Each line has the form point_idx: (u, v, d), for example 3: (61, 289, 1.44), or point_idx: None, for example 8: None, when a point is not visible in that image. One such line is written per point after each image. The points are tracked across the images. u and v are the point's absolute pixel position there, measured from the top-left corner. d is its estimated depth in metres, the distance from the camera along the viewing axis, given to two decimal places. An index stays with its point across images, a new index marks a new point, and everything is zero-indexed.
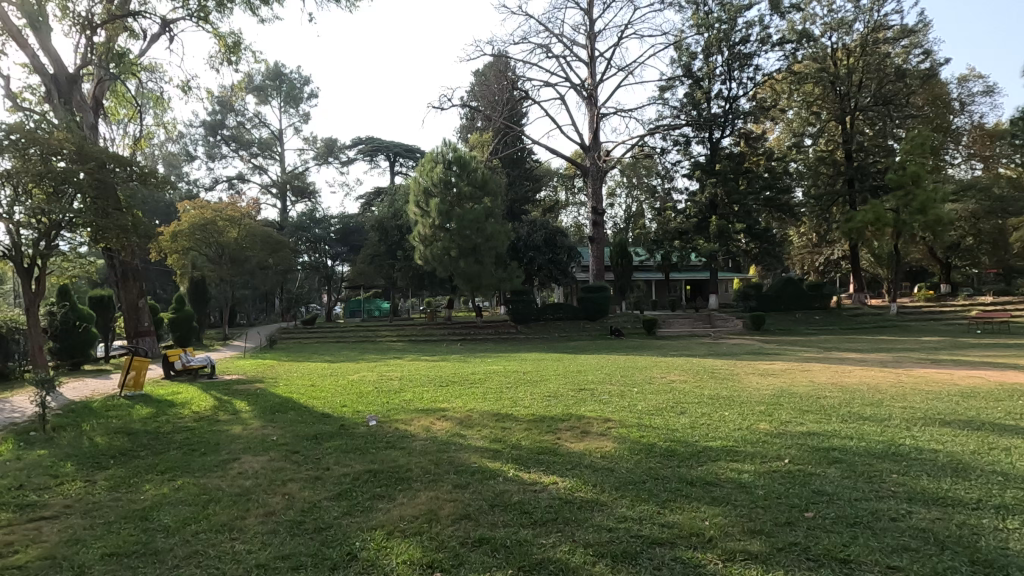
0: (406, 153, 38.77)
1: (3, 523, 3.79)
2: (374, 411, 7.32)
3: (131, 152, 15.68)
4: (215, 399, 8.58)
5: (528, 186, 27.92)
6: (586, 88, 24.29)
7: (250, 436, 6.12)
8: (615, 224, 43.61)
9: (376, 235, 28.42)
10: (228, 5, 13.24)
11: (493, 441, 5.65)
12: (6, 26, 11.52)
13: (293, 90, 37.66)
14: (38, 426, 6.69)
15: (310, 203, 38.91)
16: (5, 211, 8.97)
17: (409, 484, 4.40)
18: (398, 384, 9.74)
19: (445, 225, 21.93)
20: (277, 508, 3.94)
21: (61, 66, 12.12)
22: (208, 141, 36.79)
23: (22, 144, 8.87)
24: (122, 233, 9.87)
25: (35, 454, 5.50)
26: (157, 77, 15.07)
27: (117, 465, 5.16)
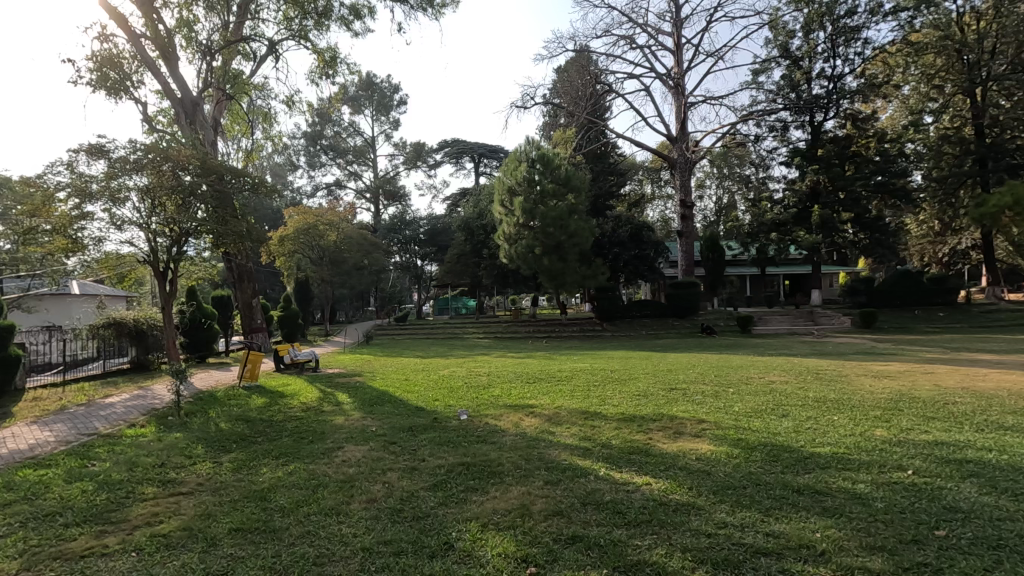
0: (490, 153, 39.42)
1: (149, 496, 4.30)
2: (464, 406, 7.53)
3: (245, 165, 17.20)
4: (320, 391, 9.22)
5: (613, 181, 27.19)
6: (672, 77, 23.41)
7: (352, 426, 6.51)
8: (705, 217, 41.78)
9: (462, 234, 29.19)
10: (325, 21, 14.11)
11: (582, 439, 5.61)
12: (142, 59, 13.07)
13: (384, 99, 39.63)
14: (174, 412, 7.54)
15: (401, 206, 40.67)
16: (143, 221, 10.15)
17: (502, 478, 4.47)
18: (486, 380, 9.94)
19: (530, 223, 21.99)
20: (378, 496, 4.16)
21: (187, 90, 13.55)
22: (309, 151, 39.58)
23: (158, 162, 9.96)
24: (239, 239, 10.86)
25: (172, 436, 6.21)
26: (265, 94, 16.44)
27: (238, 449, 5.69)
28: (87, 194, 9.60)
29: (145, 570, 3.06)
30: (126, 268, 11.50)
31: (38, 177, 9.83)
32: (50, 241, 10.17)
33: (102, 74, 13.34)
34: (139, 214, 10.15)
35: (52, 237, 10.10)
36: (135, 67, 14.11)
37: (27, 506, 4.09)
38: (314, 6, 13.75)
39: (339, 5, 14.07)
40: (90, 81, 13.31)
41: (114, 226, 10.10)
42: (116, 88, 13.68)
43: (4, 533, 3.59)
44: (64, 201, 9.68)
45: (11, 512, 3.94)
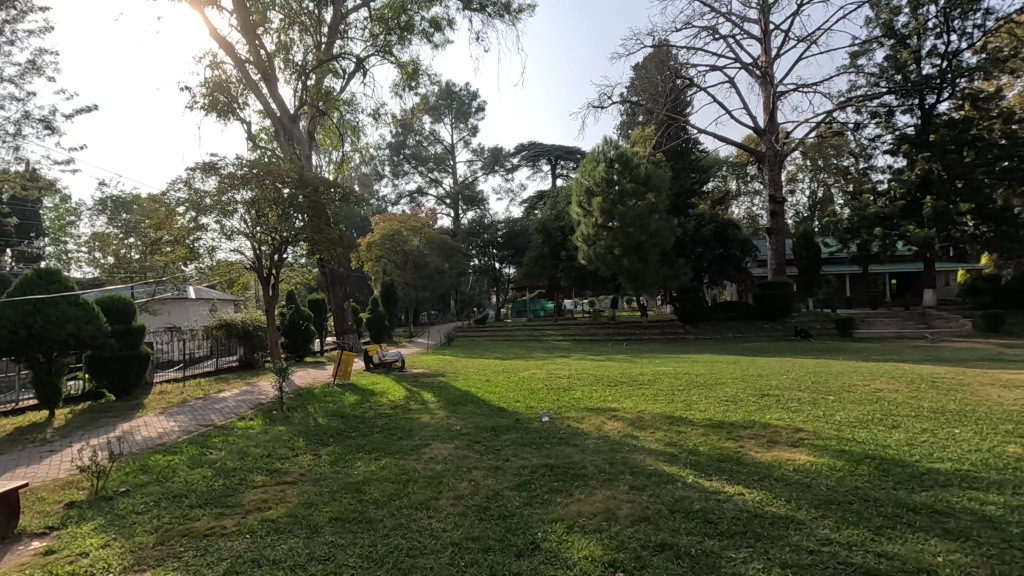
0: (567, 154, 39.30)
1: (259, 483, 4.70)
2: (545, 408, 7.55)
3: (335, 175, 18.28)
4: (407, 390, 9.61)
5: (696, 178, 26.10)
6: (759, 66, 22.20)
7: (438, 424, 6.74)
8: (797, 213, 39.21)
9: (540, 237, 29.30)
10: (408, 35, 14.71)
11: (668, 444, 5.46)
12: (247, 83, 14.27)
13: (463, 107, 40.69)
14: (279, 406, 8.16)
15: (479, 210, 41.51)
16: (249, 230, 11.07)
17: (586, 481, 4.44)
18: (566, 383, 9.89)
19: (608, 223, 21.64)
20: (465, 493, 4.28)
21: (285, 109, 14.66)
22: (393, 160, 41.41)
23: (261, 176, 10.85)
24: (332, 245, 11.60)
25: (277, 429, 6.73)
26: (353, 108, 17.38)
27: (334, 443, 6.06)
28: (202, 207, 10.62)
29: (258, 550, 3.34)
30: (235, 274, 12.59)
31: (162, 194, 11.01)
32: (171, 251, 11.36)
33: (213, 97, 14.69)
34: (245, 225, 11.08)
35: (174, 247, 11.26)
36: (241, 89, 15.43)
37: (159, 487, 4.59)
38: (398, 22, 14.40)
39: (421, 19, 14.63)
40: (203, 105, 14.72)
41: (225, 236, 11.10)
42: (225, 110, 15.03)
43: (141, 510, 4.05)
44: (183, 214, 10.79)
45: (147, 492, 4.44)
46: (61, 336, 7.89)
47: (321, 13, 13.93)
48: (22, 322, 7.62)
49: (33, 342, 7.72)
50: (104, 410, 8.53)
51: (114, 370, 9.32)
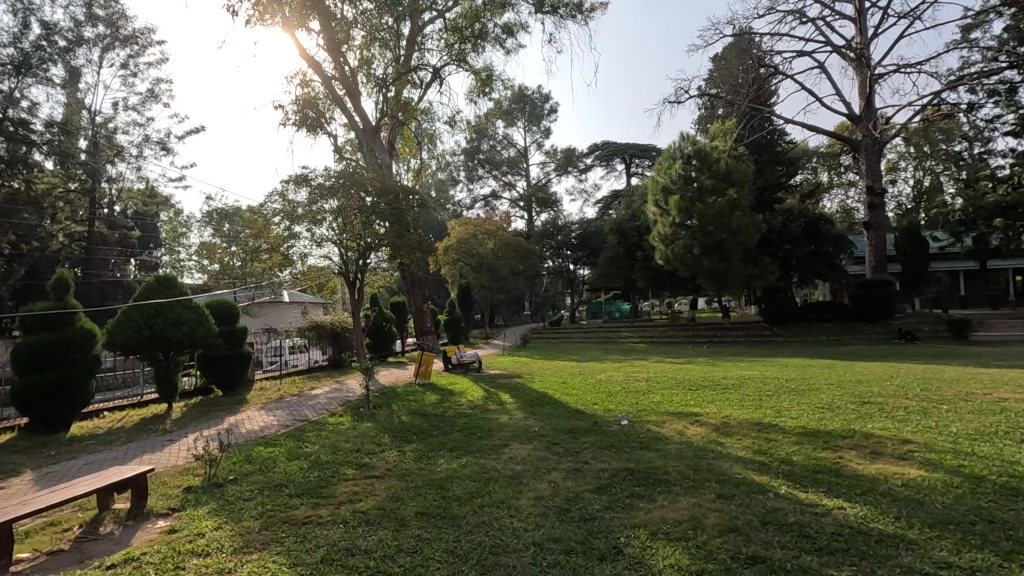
0: (642, 153, 38.42)
1: (350, 476, 4.96)
2: (624, 411, 7.41)
3: (414, 183, 18.92)
4: (484, 390, 9.78)
5: (782, 171, 24.63)
6: (853, 48, 20.59)
7: (516, 425, 6.81)
8: (900, 205, 35.97)
9: (616, 237, 28.80)
10: (481, 43, 14.99)
11: (757, 452, 5.18)
12: (333, 98, 15.13)
13: (536, 110, 40.88)
14: (365, 404, 8.58)
15: (553, 212, 41.46)
16: (336, 238, 11.74)
17: (669, 487, 4.31)
18: (645, 386, 9.65)
19: (687, 222, 20.86)
20: (546, 494, 4.28)
21: (368, 121, 15.41)
22: (468, 166, 42.31)
23: (346, 186, 11.45)
24: (412, 250, 12.04)
25: (365, 425, 7.08)
26: (430, 117, 17.96)
27: (418, 440, 6.28)
28: (295, 217, 11.39)
29: (351, 540, 3.52)
30: (324, 279, 13.36)
31: (260, 205, 11.92)
32: (268, 258, 12.25)
33: (302, 113, 15.69)
34: (333, 232, 11.76)
35: (271, 255, 12.14)
36: (327, 105, 16.39)
37: (263, 476, 4.97)
38: (472, 31, 14.69)
39: (494, 26, 14.87)
40: (295, 121, 15.74)
41: (315, 243, 11.84)
42: (314, 124, 16.01)
43: (248, 497, 4.40)
44: (279, 224, 11.63)
45: (253, 481, 4.82)
46: (177, 336, 8.73)
47: (399, 27, 14.51)
48: (145, 323, 8.52)
49: (154, 341, 8.58)
50: (213, 404, 9.34)
51: (220, 368, 10.19)
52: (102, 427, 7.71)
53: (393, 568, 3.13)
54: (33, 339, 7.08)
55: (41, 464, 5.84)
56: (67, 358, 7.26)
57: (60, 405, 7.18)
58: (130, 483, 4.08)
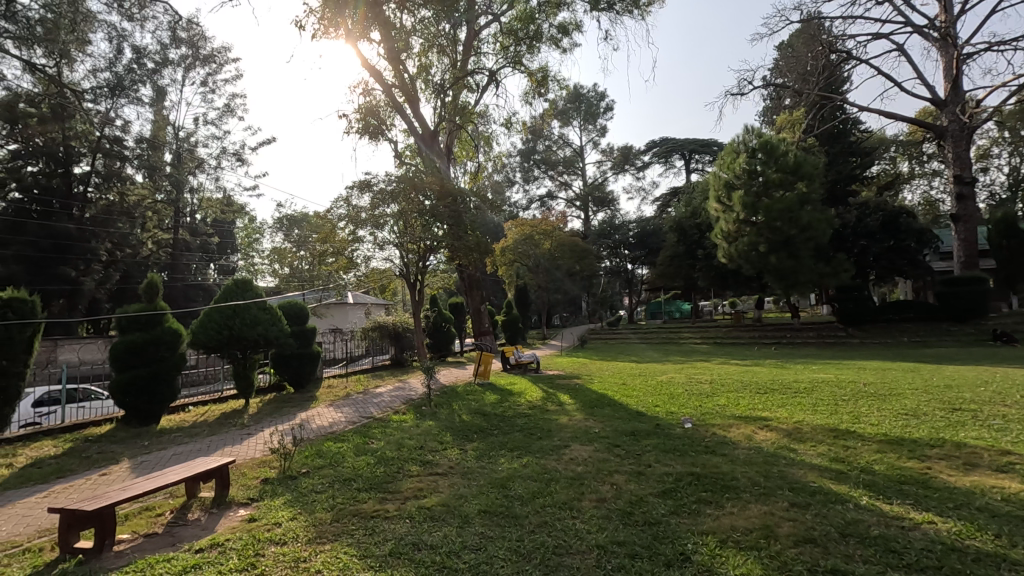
0: (702, 148, 37.26)
1: (415, 472, 5.10)
2: (688, 414, 7.20)
3: (471, 185, 19.17)
4: (543, 391, 9.78)
5: (857, 161, 23.17)
6: (937, 27, 19.04)
7: (576, 426, 6.76)
8: (993, 194, 33.03)
9: (675, 235, 28.06)
10: (537, 44, 15.00)
11: (834, 460, 4.90)
12: (393, 105, 15.59)
13: (592, 108, 40.50)
14: (427, 402, 8.78)
15: (610, 211, 40.88)
16: (397, 241, 12.07)
17: (738, 494, 4.15)
18: (709, 388, 9.34)
19: (752, 218, 20.03)
20: (608, 496, 4.23)
21: (427, 126, 15.79)
22: (524, 167, 42.47)
23: (407, 190, 11.76)
24: (470, 252, 12.21)
25: (427, 423, 7.25)
26: (487, 119, 18.16)
27: (479, 439, 6.36)
28: (359, 221, 11.81)
29: (417, 535, 3.61)
30: (387, 281, 13.75)
31: (326, 211, 12.44)
32: (334, 261, 12.77)
33: (365, 121, 16.24)
34: (394, 236, 12.11)
35: (337, 258, 12.65)
36: (388, 112, 16.89)
37: (332, 470, 5.19)
38: (527, 32, 14.71)
39: (549, 26, 14.85)
40: (358, 129, 16.32)
41: (378, 246, 12.23)
42: (375, 132, 16.51)
43: (319, 490, 4.61)
44: (343, 228, 12.08)
45: (324, 474, 5.04)
46: (253, 336, 9.25)
47: (456, 32, 14.78)
48: (225, 324, 9.06)
49: (233, 341, 9.13)
50: (285, 400, 9.84)
51: (292, 366, 10.74)
52: (188, 420, 8.28)
53: (458, 564, 3.18)
54: (127, 338, 7.68)
55: (136, 453, 6.35)
56: (157, 356, 7.83)
57: (152, 399, 7.78)
58: (213, 473, 4.35)
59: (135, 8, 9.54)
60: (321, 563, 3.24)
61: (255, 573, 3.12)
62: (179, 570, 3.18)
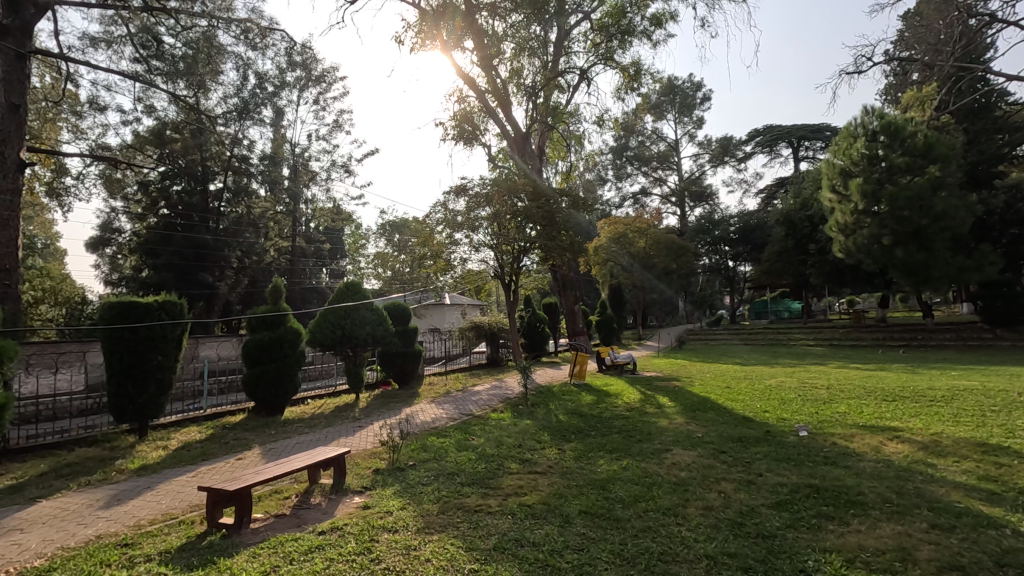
0: (813, 134, 34.43)
1: (515, 470, 5.17)
2: (802, 421, 6.70)
3: (563, 185, 19.13)
4: (641, 393, 9.51)
5: (1004, 138, 20.25)
6: None
7: (677, 430, 6.52)
8: None
9: (783, 229, 26.19)
10: (629, 38, 14.70)
11: (984, 479, 4.33)
12: (486, 110, 15.96)
13: (687, 99, 38.95)
14: (524, 401, 8.89)
15: (708, 206, 39.00)
16: (492, 242, 12.32)
17: (866, 510, 3.79)
18: (826, 394, 8.59)
19: (873, 208, 18.13)
20: (716, 505, 4.03)
21: (519, 129, 16.02)
22: (616, 164, 41.70)
23: (501, 192, 12.03)
24: (563, 252, 12.19)
25: (525, 422, 7.31)
26: (577, 119, 18.04)
27: (577, 440, 6.32)
28: (456, 225, 12.22)
29: (520, 531, 3.66)
30: (482, 282, 14.07)
31: (425, 217, 13.00)
32: (432, 264, 13.29)
33: (460, 127, 16.80)
34: (489, 238, 12.38)
35: (435, 261, 13.15)
36: (482, 117, 17.30)
37: (437, 464, 5.42)
38: (618, 27, 14.47)
39: (642, 19, 14.46)
40: (453, 136, 16.91)
41: (474, 249, 12.57)
42: (470, 137, 17.03)
43: (426, 483, 4.82)
44: (441, 232, 12.56)
45: (429, 467, 5.28)
46: (363, 335, 9.89)
47: (546, 34, 14.84)
48: (338, 323, 9.78)
49: (345, 339, 9.81)
50: (391, 397, 10.38)
51: (396, 364, 11.34)
52: (307, 413, 9.02)
53: (562, 563, 3.18)
54: (257, 337, 8.53)
55: (266, 441, 7.01)
56: (281, 353, 8.60)
57: (277, 392, 8.55)
58: (332, 462, 4.70)
59: (258, 38, 10.56)
60: (431, 552, 3.38)
61: (372, 559, 3.32)
62: (306, 549, 3.46)
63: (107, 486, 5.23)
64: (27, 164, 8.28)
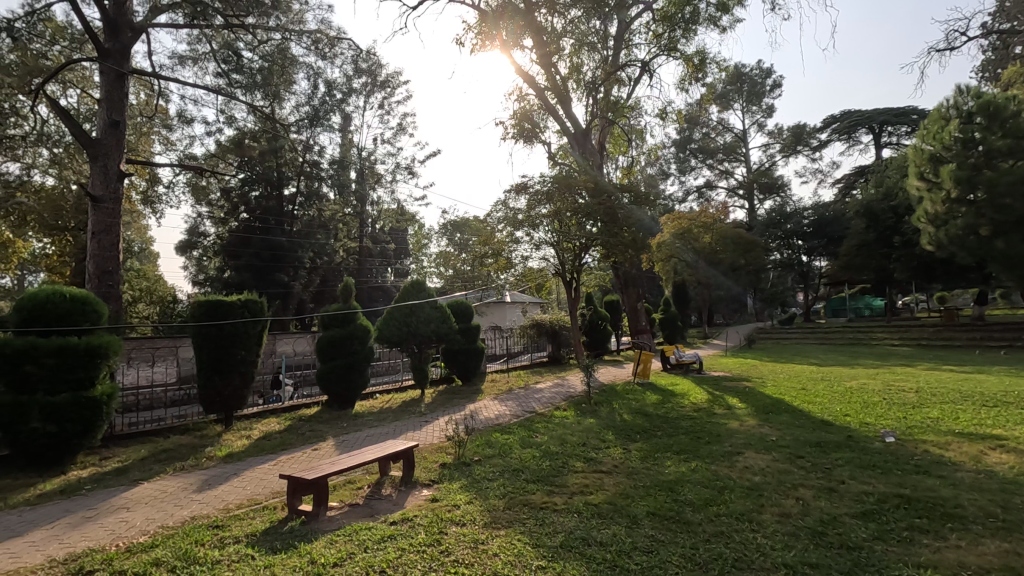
0: (897, 118, 32.03)
1: (580, 469, 5.14)
2: (889, 426, 6.25)
3: (624, 180, 18.77)
4: (710, 393, 9.18)
5: None
6: None
7: (749, 432, 6.26)
8: None
9: (863, 221, 24.54)
10: (693, 26, 14.22)
11: None
12: (546, 108, 15.93)
13: (756, 87, 37.24)
14: (585, 399, 8.82)
15: (779, 198, 37.13)
16: (553, 240, 12.30)
17: (965, 525, 3.49)
18: (915, 398, 7.96)
19: (968, 196, 16.64)
20: (793, 512, 3.84)
21: (580, 126, 15.90)
22: (680, 157, 40.48)
23: (561, 189, 11.97)
24: (626, 249, 12.01)
25: (588, 421, 7.25)
26: (639, 112, 17.66)
27: (643, 440, 6.20)
28: (516, 223, 12.28)
29: (586, 530, 3.64)
30: (543, 280, 14.05)
31: (486, 216, 13.15)
32: (493, 263, 13.41)
33: (520, 126, 16.84)
34: (550, 236, 12.35)
35: (496, 260, 13.25)
36: (542, 115, 17.25)
37: (502, 460, 5.46)
38: (682, 16, 14.04)
39: (707, 5, 13.94)
40: (513, 135, 16.99)
41: (535, 247, 12.57)
42: (529, 135, 17.05)
43: (491, 478, 4.88)
44: (502, 231, 12.66)
45: (494, 464, 5.34)
46: (427, 332, 10.13)
47: (606, 27, 14.64)
48: (404, 321, 10.07)
49: (410, 336, 10.09)
50: (454, 393, 10.59)
51: (459, 360, 11.55)
52: (375, 407, 9.35)
53: (630, 565, 3.13)
54: (329, 333, 8.92)
55: (338, 433, 7.34)
56: (352, 349, 8.95)
57: (348, 386, 8.92)
58: (401, 455, 4.84)
59: (328, 47, 11.03)
60: (498, 547, 3.42)
61: (440, 550, 3.40)
62: (379, 538, 3.60)
63: (199, 472, 5.65)
64: (126, 174, 9.01)
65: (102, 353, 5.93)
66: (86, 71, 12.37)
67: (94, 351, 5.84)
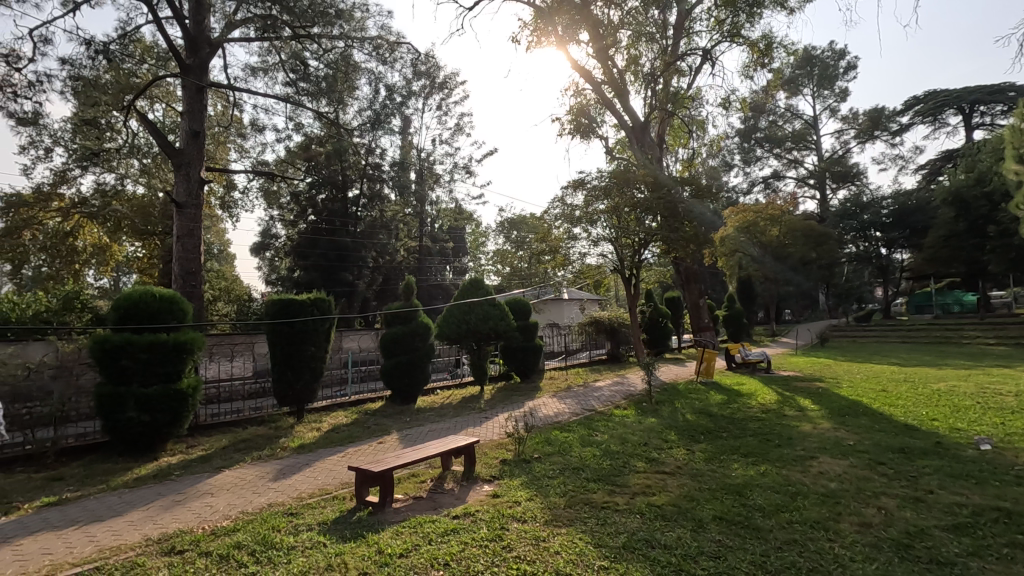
0: (991, 96, 29.36)
1: (641, 469, 5.04)
2: (984, 433, 5.75)
3: (685, 173, 18.22)
4: (779, 393, 8.77)
5: None
6: None
7: (824, 436, 5.92)
8: None
9: (952, 210, 22.67)
10: (759, 10, 13.59)
11: None
12: (603, 103, 15.70)
13: (828, 70, 35.15)
14: (646, 398, 8.65)
15: (854, 187, 34.91)
16: (611, 236, 12.12)
17: None
18: (1014, 401, 7.28)
19: None
20: (875, 522, 3.60)
21: (638, 119, 15.57)
22: (744, 147, 38.82)
23: (618, 185, 11.77)
24: (687, 244, 11.67)
25: (650, 420, 7.11)
26: (700, 103, 17.09)
27: (707, 441, 6.00)
28: (574, 220, 12.20)
29: (650, 532, 3.57)
30: (602, 276, 13.87)
31: (543, 213, 13.14)
32: (551, 260, 13.37)
33: (577, 121, 16.69)
34: (609, 232, 12.19)
35: (553, 257, 13.20)
36: (599, 110, 17.01)
37: (562, 458, 5.44)
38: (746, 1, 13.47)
39: None
40: (569, 130, 16.85)
41: (593, 243, 12.44)
42: (586, 130, 16.86)
43: (552, 476, 4.88)
44: (559, 228, 12.61)
45: (554, 461, 5.33)
46: (487, 329, 10.25)
47: (665, 17, 14.25)
48: (464, 318, 10.23)
49: (470, 333, 10.24)
50: (513, 389, 10.66)
51: (518, 357, 11.62)
52: (437, 402, 9.55)
53: (696, 570, 3.04)
54: (392, 331, 9.20)
55: (401, 427, 7.55)
56: (414, 346, 9.19)
57: (410, 382, 9.17)
58: (463, 450, 4.92)
59: (388, 52, 11.34)
60: (559, 545, 3.42)
61: (502, 546, 3.42)
62: (443, 531, 3.67)
63: (275, 461, 5.97)
64: (206, 180, 9.67)
65: (188, 348, 6.39)
66: (171, 86, 13.33)
67: (181, 346, 6.30)
